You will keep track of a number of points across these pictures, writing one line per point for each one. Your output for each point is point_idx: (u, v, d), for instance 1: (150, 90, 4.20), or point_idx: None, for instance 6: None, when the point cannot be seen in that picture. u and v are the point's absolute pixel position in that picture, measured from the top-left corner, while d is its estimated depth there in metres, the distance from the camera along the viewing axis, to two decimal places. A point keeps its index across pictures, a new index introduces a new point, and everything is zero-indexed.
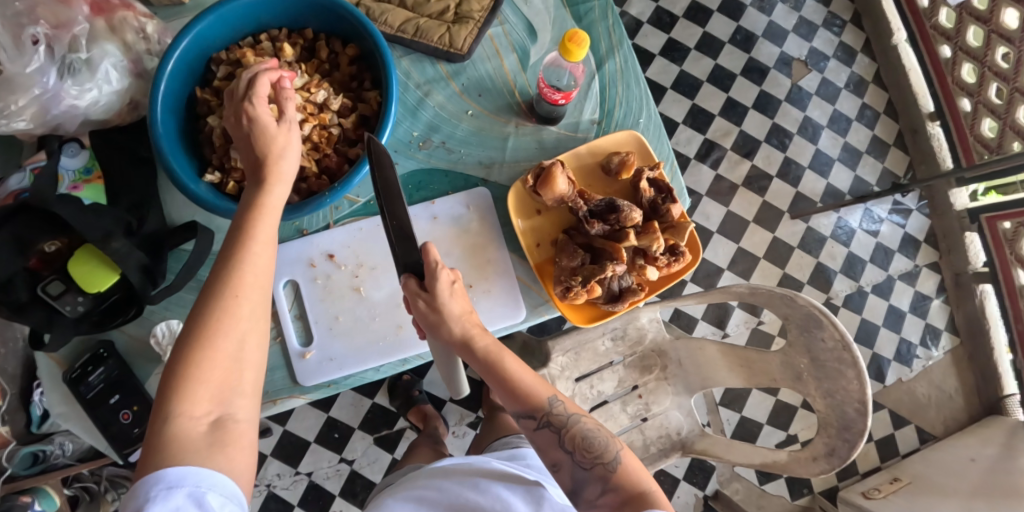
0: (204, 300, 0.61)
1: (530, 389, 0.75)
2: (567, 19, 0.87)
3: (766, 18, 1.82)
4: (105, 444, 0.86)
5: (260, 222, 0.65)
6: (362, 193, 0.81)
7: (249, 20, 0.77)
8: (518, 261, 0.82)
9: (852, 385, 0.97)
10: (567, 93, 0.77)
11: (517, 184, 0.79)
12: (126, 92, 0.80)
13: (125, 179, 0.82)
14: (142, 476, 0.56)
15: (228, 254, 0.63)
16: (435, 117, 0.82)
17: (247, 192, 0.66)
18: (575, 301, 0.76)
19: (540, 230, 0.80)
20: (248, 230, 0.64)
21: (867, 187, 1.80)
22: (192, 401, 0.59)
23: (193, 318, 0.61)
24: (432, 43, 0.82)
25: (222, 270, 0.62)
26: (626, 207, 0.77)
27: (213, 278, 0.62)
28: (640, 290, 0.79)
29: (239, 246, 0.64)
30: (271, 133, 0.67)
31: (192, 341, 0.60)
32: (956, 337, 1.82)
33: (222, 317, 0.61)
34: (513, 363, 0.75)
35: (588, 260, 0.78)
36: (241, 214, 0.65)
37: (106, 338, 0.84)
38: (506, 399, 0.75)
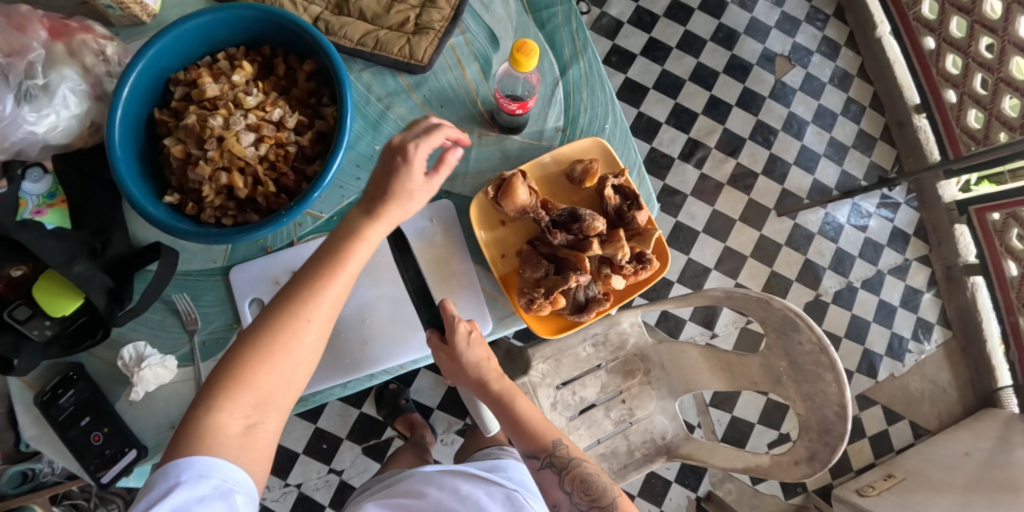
0: (284, 308, 0.64)
1: (539, 433, 0.85)
2: (529, 26, 0.86)
3: (748, 15, 1.81)
4: (78, 467, 0.83)
5: (354, 253, 0.67)
6: (325, 209, 0.81)
7: (206, 39, 0.76)
8: (483, 273, 0.81)
9: (830, 388, 0.96)
10: (523, 103, 0.76)
11: (478, 195, 0.78)
12: (86, 116, 0.79)
13: (89, 202, 0.81)
14: (172, 458, 0.59)
15: (322, 274, 0.65)
16: (398, 130, 0.82)
17: (352, 221, 0.68)
18: (540, 312, 0.75)
19: (503, 241, 0.80)
20: (344, 258, 0.66)
21: (854, 182, 1.79)
22: (237, 403, 0.61)
23: (267, 320, 0.63)
24: (393, 55, 0.82)
25: (306, 289, 0.65)
26: (588, 216, 0.77)
27: (298, 293, 0.64)
28: (607, 299, 0.78)
29: (330, 269, 0.66)
30: (415, 181, 0.68)
31: (261, 342, 0.63)
32: (948, 330, 1.80)
33: (291, 332, 0.64)
34: (524, 404, 0.86)
35: (553, 271, 0.77)
36: (341, 237, 0.67)
37: (76, 361, 0.83)
38: (517, 439, 0.85)
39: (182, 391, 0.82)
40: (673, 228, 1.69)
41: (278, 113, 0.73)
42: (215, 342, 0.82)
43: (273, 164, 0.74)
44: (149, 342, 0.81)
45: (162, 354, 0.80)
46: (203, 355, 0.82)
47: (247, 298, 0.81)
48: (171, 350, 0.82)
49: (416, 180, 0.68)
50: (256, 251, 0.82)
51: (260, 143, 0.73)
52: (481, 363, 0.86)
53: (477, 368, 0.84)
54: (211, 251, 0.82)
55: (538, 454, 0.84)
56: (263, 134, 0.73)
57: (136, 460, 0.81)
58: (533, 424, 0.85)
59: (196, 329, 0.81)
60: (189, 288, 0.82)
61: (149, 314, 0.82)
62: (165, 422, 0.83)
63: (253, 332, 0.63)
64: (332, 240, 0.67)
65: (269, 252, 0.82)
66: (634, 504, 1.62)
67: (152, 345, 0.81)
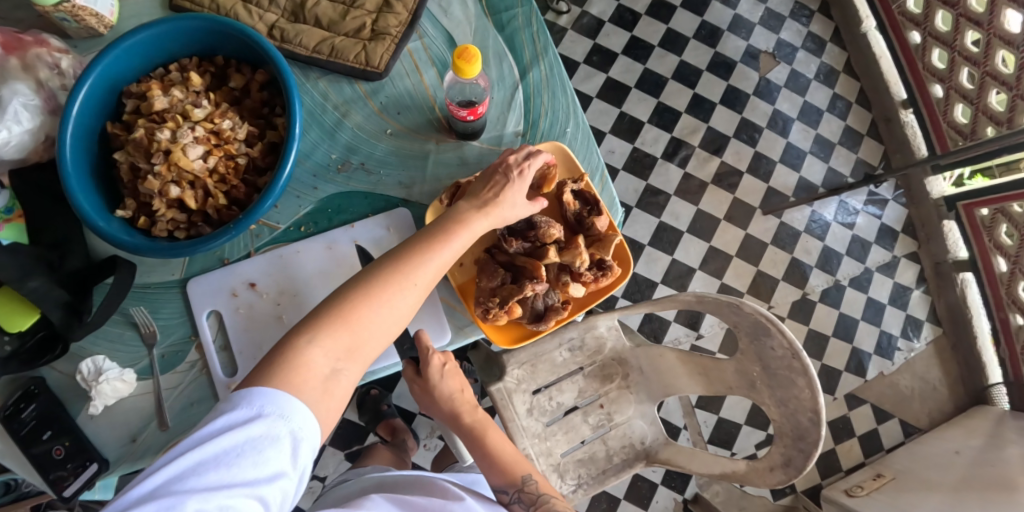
0: (390, 273, 0.67)
1: (509, 468, 0.84)
2: (488, 29, 0.86)
3: (731, 12, 1.79)
4: (42, 482, 0.83)
5: (455, 241, 0.70)
6: (281, 219, 0.80)
7: (158, 51, 0.76)
8: (441, 281, 0.79)
9: (803, 394, 0.95)
10: (473, 109, 0.75)
11: (436, 204, 0.79)
12: (40, 130, 0.79)
13: (46, 217, 0.81)
14: (258, 380, 0.59)
15: (426, 251, 0.69)
16: (354, 138, 0.82)
17: (461, 209, 0.72)
18: (497, 322, 0.74)
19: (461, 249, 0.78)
20: (447, 242, 0.70)
21: (840, 179, 1.77)
22: (330, 344, 0.63)
23: (372, 278, 0.66)
24: (348, 62, 0.81)
25: (415, 258, 0.68)
26: (544, 224, 0.77)
27: (404, 263, 0.68)
28: (565, 307, 0.77)
29: (434, 249, 0.69)
30: (520, 188, 0.74)
31: (362, 298, 0.65)
32: (938, 328, 1.78)
33: (388, 297, 0.66)
34: (495, 437, 0.86)
35: (509, 280, 0.77)
36: (447, 222, 0.71)
37: (38, 374, 0.82)
38: (487, 473, 0.84)
39: (142, 404, 0.80)
40: (657, 228, 1.67)
41: (228, 124, 0.73)
42: (174, 354, 0.81)
43: (223, 176, 0.73)
44: (108, 357, 0.80)
45: (121, 368, 0.80)
46: (161, 368, 0.81)
47: (202, 311, 0.79)
48: (131, 363, 0.81)
49: (520, 187, 0.73)
50: (213, 262, 0.81)
51: (208, 155, 0.72)
52: (454, 394, 0.89)
53: (448, 397, 0.88)
54: (169, 265, 0.82)
55: (506, 487, 0.81)
56: (212, 146, 0.72)
57: (97, 474, 0.79)
58: (502, 457, 0.84)
59: (154, 342, 0.80)
60: (146, 301, 0.81)
61: (108, 327, 0.81)
62: (126, 434, 0.81)
63: (357, 286, 0.66)
64: (438, 222, 0.71)
65: (226, 263, 0.81)
66: (620, 507, 1.61)
67: (111, 359, 0.81)
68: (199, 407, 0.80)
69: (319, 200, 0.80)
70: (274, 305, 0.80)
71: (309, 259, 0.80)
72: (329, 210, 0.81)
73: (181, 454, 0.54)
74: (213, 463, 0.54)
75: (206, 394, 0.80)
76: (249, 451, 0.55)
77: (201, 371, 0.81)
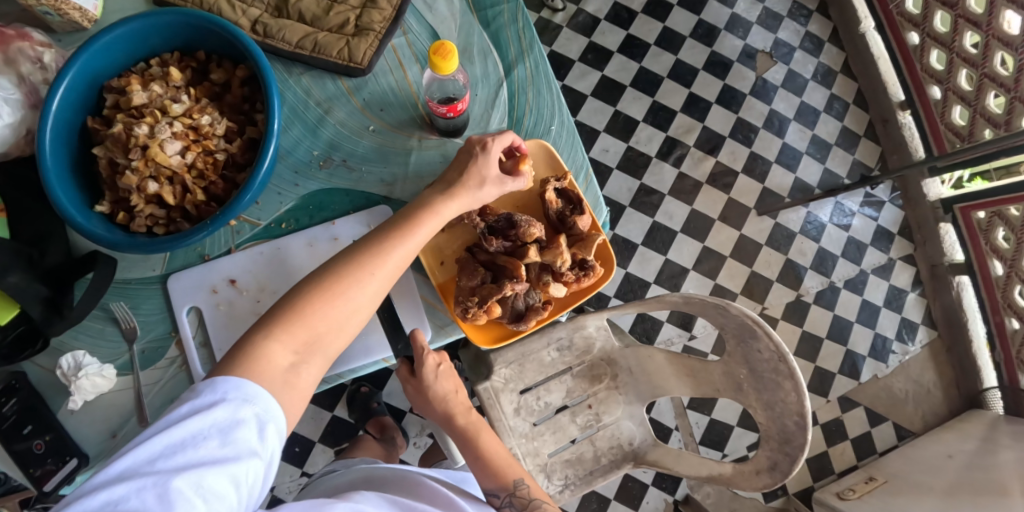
0: (353, 260, 0.67)
1: (501, 471, 0.84)
2: (473, 26, 0.85)
3: (728, 11, 1.78)
4: (20, 475, 0.83)
5: (422, 225, 0.71)
6: (262, 216, 0.80)
7: (139, 47, 0.75)
8: (421, 279, 0.77)
9: (789, 397, 0.94)
10: (452, 107, 0.74)
11: None
12: (21, 125, 0.79)
13: (27, 211, 0.81)
14: (216, 375, 0.59)
15: (392, 236, 0.69)
16: (337, 135, 0.81)
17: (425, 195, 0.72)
18: (476, 322, 0.74)
19: (442, 247, 0.78)
20: (413, 226, 0.70)
21: (837, 180, 1.76)
22: (291, 336, 0.63)
23: (336, 266, 0.66)
24: (331, 58, 0.80)
25: (377, 244, 0.68)
26: (524, 222, 0.75)
27: (368, 249, 0.68)
28: (546, 308, 0.77)
29: (399, 233, 0.69)
30: (487, 169, 0.73)
31: (326, 284, 0.65)
32: (934, 331, 1.77)
33: (353, 282, 0.66)
34: (489, 441, 0.87)
35: (490, 279, 0.76)
36: (413, 208, 0.71)
37: (20, 370, 0.82)
38: (479, 475, 0.85)
39: (121, 401, 0.80)
40: (650, 228, 1.67)
41: (206, 119, 0.72)
42: (154, 350, 0.80)
43: (201, 172, 0.72)
44: (89, 352, 0.80)
45: (101, 363, 0.79)
46: (141, 364, 0.80)
47: (183, 307, 0.79)
48: (111, 359, 0.81)
49: (486, 169, 0.73)
50: (193, 258, 0.80)
51: (187, 151, 0.72)
52: (448, 394, 0.90)
53: (442, 397, 0.89)
54: (150, 260, 0.81)
55: (497, 491, 0.83)
56: (190, 142, 0.72)
57: (76, 470, 0.80)
58: (495, 460, 0.85)
59: (134, 338, 0.80)
60: (127, 296, 0.81)
61: (89, 322, 0.81)
62: (106, 431, 0.81)
63: (321, 274, 0.66)
64: (405, 209, 0.72)
65: (206, 260, 0.80)
66: (611, 507, 1.60)
67: (92, 354, 0.80)
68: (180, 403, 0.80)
69: (300, 197, 0.80)
70: (255, 301, 0.80)
71: (290, 255, 0.80)
72: (310, 207, 0.80)
73: (148, 439, 0.53)
74: (180, 447, 0.54)
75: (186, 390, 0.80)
76: (217, 432, 0.55)
77: (180, 368, 0.80)
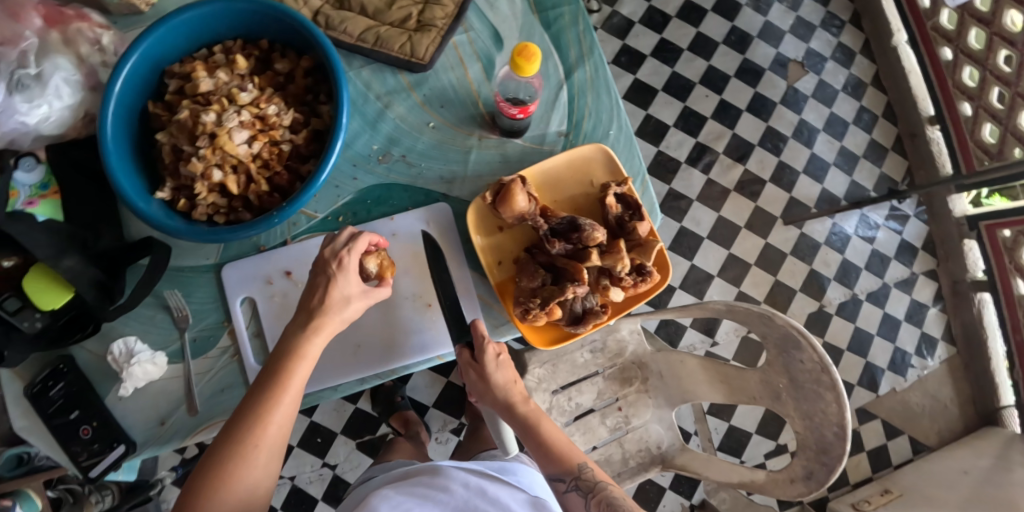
0: (234, 438, 0.65)
1: (563, 456, 0.90)
2: (535, 27, 0.85)
3: (762, 18, 1.78)
4: (66, 458, 0.85)
5: (295, 370, 0.68)
6: (319, 209, 0.79)
7: (203, 32, 0.74)
8: (478, 279, 0.79)
9: (830, 407, 0.94)
10: (524, 108, 0.75)
11: (478, 200, 0.76)
12: (79, 107, 0.78)
13: (82, 195, 0.81)
14: None
15: (266, 395, 0.67)
16: (396, 129, 0.80)
17: (291, 338, 0.69)
18: (535, 323, 0.74)
19: (501, 247, 0.78)
20: (285, 376, 0.68)
21: (863, 192, 1.76)
22: None
23: (218, 448, 0.65)
24: (393, 52, 0.80)
25: (253, 408, 0.66)
26: (588, 227, 0.74)
27: (243, 419, 0.66)
28: (604, 312, 0.77)
29: (273, 388, 0.67)
30: (349, 288, 0.70)
31: (214, 473, 0.64)
32: (953, 348, 1.77)
33: (245, 456, 0.65)
34: (550, 428, 0.91)
35: (549, 281, 0.76)
36: (279, 356, 0.69)
37: (67, 353, 0.83)
38: (542, 462, 0.90)
39: (170, 388, 0.80)
40: (677, 233, 1.67)
41: (273, 109, 0.71)
42: (206, 338, 0.80)
43: (266, 162, 0.72)
44: (140, 338, 0.80)
45: (152, 350, 0.79)
46: (192, 353, 0.80)
47: (237, 296, 0.80)
48: (162, 346, 0.80)
49: (348, 291, 0.70)
50: (249, 248, 0.80)
51: (253, 140, 0.71)
52: (508, 384, 0.92)
53: (504, 387, 0.91)
54: (204, 248, 0.81)
55: (562, 476, 0.88)
56: (257, 130, 0.71)
57: (123, 456, 0.81)
58: (557, 447, 0.90)
59: (186, 326, 0.80)
60: (181, 284, 0.80)
61: (140, 310, 0.81)
62: (152, 419, 0.81)
63: (209, 463, 0.65)
64: (272, 360, 0.69)
65: (262, 250, 0.80)
66: None
67: (142, 340, 0.80)
68: (228, 393, 0.80)
69: (357, 191, 0.79)
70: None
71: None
72: (369, 201, 0.79)
73: None
74: None
75: (237, 380, 0.80)
76: None
77: (231, 357, 0.80)
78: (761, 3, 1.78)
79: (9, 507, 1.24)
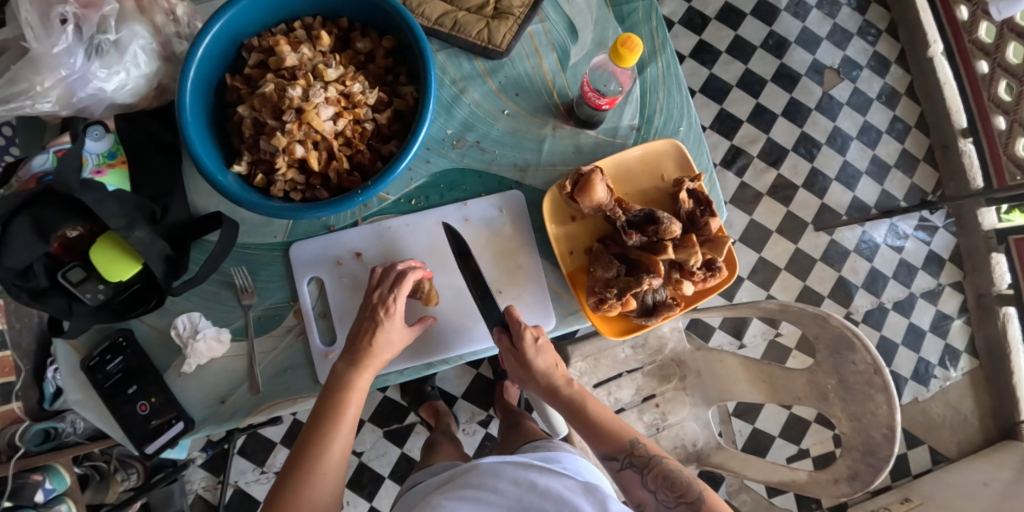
0: (297, 470, 0.71)
1: (614, 434, 0.87)
2: (609, 20, 0.84)
3: (800, 24, 1.77)
4: (122, 435, 0.84)
5: (348, 405, 0.74)
6: (392, 191, 0.81)
7: (283, 7, 0.73)
8: (551, 268, 0.81)
9: (880, 409, 0.93)
10: (613, 99, 0.75)
11: (554, 189, 0.78)
12: (154, 77, 0.77)
13: (149, 167, 0.80)
14: None
15: (325, 429, 0.72)
16: (471, 115, 0.81)
17: (342, 374, 0.75)
18: (609, 313, 0.75)
19: (573, 238, 0.79)
20: (340, 410, 0.74)
21: (893, 202, 1.75)
22: None
23: (284, 480, 0.70)
24: (471, 38, 0.80)
25: (313, 441, 0.72)
26: (666, 219, 0.75)
27: (307, 452, 0.71)
28: (675, 305, 0.78)
29: (330, 423, 0.73)
30: (395, 329, 0.76)
31: (282, 502, 0.69)
32: (975, 360, 1.78)
33: (310, 487, 0.70)
34: (597, 408, 0.88)
35: (624, 272, 0.76)
36: (333, 392, 0.74)
37: (126, 327, 0.83)
38: (592, 442, 0.87)
39: (232, 366, 0.81)
40: None
41: (357, 87, 0.71)
42: (271, 317, 0.81)
43: (349, 140, 0.71)
44: (203, 314, 0.80)
45: (217, 327, 0.79)
46: (256, 330, 0.80)
47: (306, 276, 0.81)
48: (225, 322, 0.80)
49: (395, 331, 0.76)
50: (318, 228, 0.81)
51: (338, 117, 0.70)
52: (549, 369, 0.90)
53: (545, 372, 0.89)
54: (272, 227, 0.81)
55: (615, 455, 0.85)
56: (342, 108, 0.71)
57: (182, 433, 0.81)
58: (607, 426, 0.87)
59: (252, 303, 0.80)
60: (248, 261, 0.80)
61: (204, 285, 0.80)
62: (212, 396, 0.82)
63: (277, 496, 0.70)
64: (326, 395, 0.74)
65: (331, 230, 0.81)
66: None
67: (205, 316, 0.80)
68: (292, 372, 0.80)
69: (431, 175, 0.80)
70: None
71: (418, 233, 0.81)
72: (442, 186, 0.81)
73: None
74: None
75: (303, 360, 0.81)
76: None
77: (298, 337, 0.81)
78: (799, 8, 1.78)
79: (39, 481, 1.18)
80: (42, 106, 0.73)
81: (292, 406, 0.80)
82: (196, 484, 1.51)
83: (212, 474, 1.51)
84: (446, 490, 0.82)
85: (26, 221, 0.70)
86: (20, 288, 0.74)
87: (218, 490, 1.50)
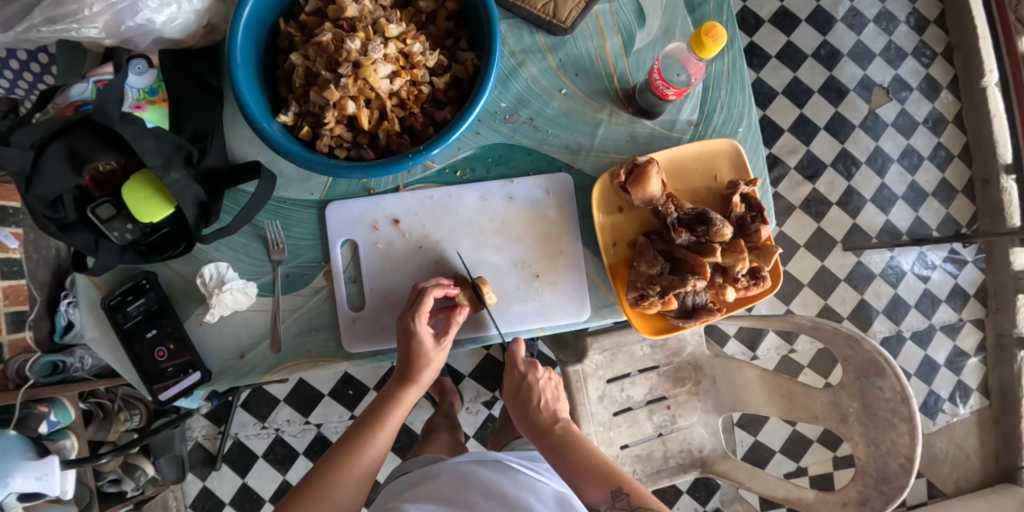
0: (330, 465, 0.77)
1: (601, 478, 0.78)
2: (679, 9, 0.82)
3: (855, 37, 1.66)
4: (136, 379, 0.82)
5: (389, 418, 0.80)
6: (438, 160, 0.82)
7: None
8: (591, 257, 0.84)
9: (902, 439, 0.90)
10: (680, 91, 0.74)
11: (606, 176, 0.80)
12: (205, 14, 0.75)
13: (192, 104, 0.77)
14: None
15: (364, 432, 0.79)
16: (526, 90, 0.81)
17: (390, 386, 0.81)
18: (648, 309, 0.78)
19: (618, 228, 0.82)
20: (382, 419, 0.80)
21: (926, 231, 1.64)
22: None
23: (314, 472, 0.76)
24: (535, 10, 0.79)
25: (353, 442, 0.78)
26: (718, 222, 0.77)
27: (344, 448, 0.78)
28: (715, 309, 0.80)
29: (370, 428, 0.79)
30: (426, 350, 0.79)
31: (310, 488, 0.75)
32: (986, 400, 1.65)
33: (337, 480, 0.75)
34: (585, 450, 0.82)
35: (667, 270, 0.80)
36: (379, 402, 0.81)
37: (150, 270, 0.81)
38: (580, 488, 0.79)
39: (254, 320, 0.81)
40: None
41: (418, 47, 0.69)
42: (300, 276, 0.81)
43: (403, 101, 0.70)
44: (231, 265, 0.80)
45: (243, 279, 0.79)
46: (283, 288, 0.81)
47: (339, 239, 0.82)
48: (252, 276, 0.81)
49: (428, 352, 0.79)
50: (357, 189, 0.82)
51: (396, 76, 0.69)
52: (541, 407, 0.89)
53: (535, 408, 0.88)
54: (310, 183, 0.81)
55: (597, 502, 0.77)
56: (400, 67, 0.69)
57: (198, 383, 0.80)
58: (591, 469, 0.80)
59: (281, 260, 0.81)
60: (282, 217, 0.81)
61: (234, 236, 0.80)
62: (232, 349, 0.81)
63: (307, 482, 0.76)
64: (375, 405, 0.82)
65: (370, 193, 0.83)
66: None
67: (233, 268, 0.80)
68: (319, 333, 0.81)
69: (481, 147, 0.82)
70: (415, 246, 0.83)
71: (461, 204, 0.83)
72: (490, 159, 0.82)
73: None
74: None
75: (327, 323, 0.82)
76: None
77: (326, 297, 0.82)
78: (856, 21, 1.66)
79: (44, 414, 0.98)
80: (87, 31, 0.70)
81: (312, 368, 0.81)
82: (196, 431, 1.47)
83: (213, 424, 1.48)
84: (416, 490, 0.72)
85: (61, 150, 0.67)
86: (47, 219, 0.70)
87: (218, 439, 1.47)
